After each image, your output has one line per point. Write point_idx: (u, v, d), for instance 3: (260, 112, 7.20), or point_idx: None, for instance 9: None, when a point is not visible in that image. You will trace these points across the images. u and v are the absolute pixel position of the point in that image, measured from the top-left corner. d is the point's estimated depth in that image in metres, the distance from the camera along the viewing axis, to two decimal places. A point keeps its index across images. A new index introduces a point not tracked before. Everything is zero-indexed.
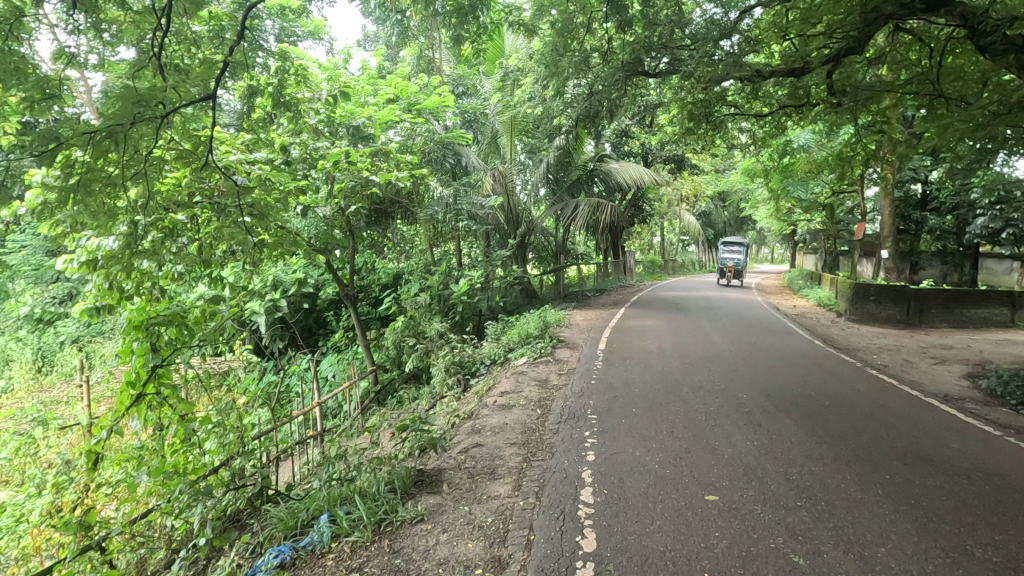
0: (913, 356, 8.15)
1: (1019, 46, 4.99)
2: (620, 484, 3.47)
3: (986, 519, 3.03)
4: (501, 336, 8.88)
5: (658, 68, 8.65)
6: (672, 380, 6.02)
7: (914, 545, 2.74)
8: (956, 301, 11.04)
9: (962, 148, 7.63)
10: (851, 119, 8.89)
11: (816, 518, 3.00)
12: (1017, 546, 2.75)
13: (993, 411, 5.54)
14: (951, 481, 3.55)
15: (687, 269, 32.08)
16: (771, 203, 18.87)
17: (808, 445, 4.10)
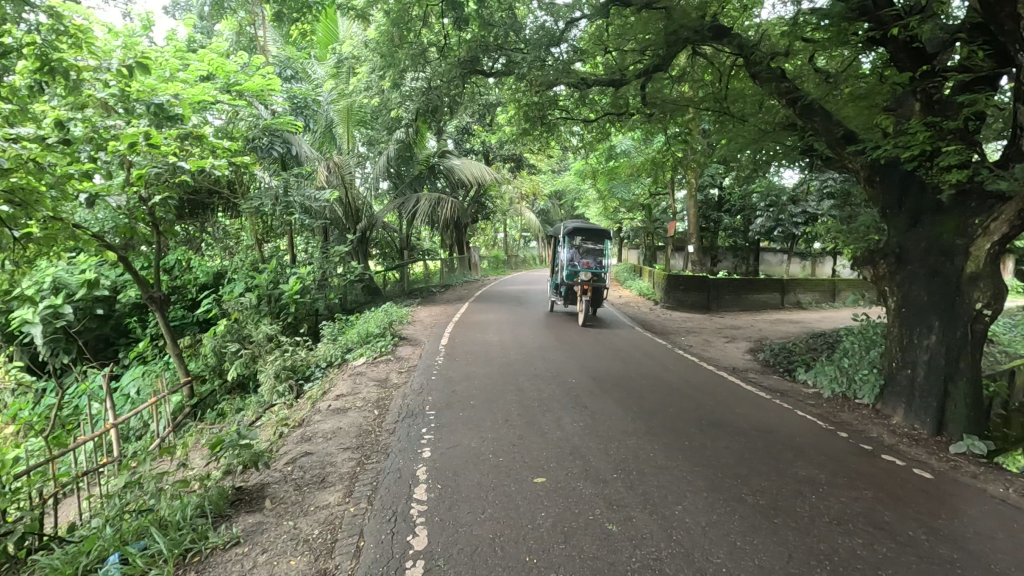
0: (712, 337, 9.48)
1: (779, 76, 5.88)
2: (455, 477, 3.50)
3: (757, 469, 3.63)
4: (339, 336, 8.46)
5: (495, 69, 8.88)
6: (509, 371, 6.25)
7: (704, 500, 3.17)
8: (742, 289, 13.11)
9: (746, 160, 8.96)
10: (662, 129, 10.04)
11: (628, 487, 3.32)
12: (778, 489, 3.34)
13: (767, 378, 6.69)
14: (733, 440, 4.20)
15: (528, 264, 33.73)
16: (600, 202, 20.61)
17: (625, 421, 4.54)
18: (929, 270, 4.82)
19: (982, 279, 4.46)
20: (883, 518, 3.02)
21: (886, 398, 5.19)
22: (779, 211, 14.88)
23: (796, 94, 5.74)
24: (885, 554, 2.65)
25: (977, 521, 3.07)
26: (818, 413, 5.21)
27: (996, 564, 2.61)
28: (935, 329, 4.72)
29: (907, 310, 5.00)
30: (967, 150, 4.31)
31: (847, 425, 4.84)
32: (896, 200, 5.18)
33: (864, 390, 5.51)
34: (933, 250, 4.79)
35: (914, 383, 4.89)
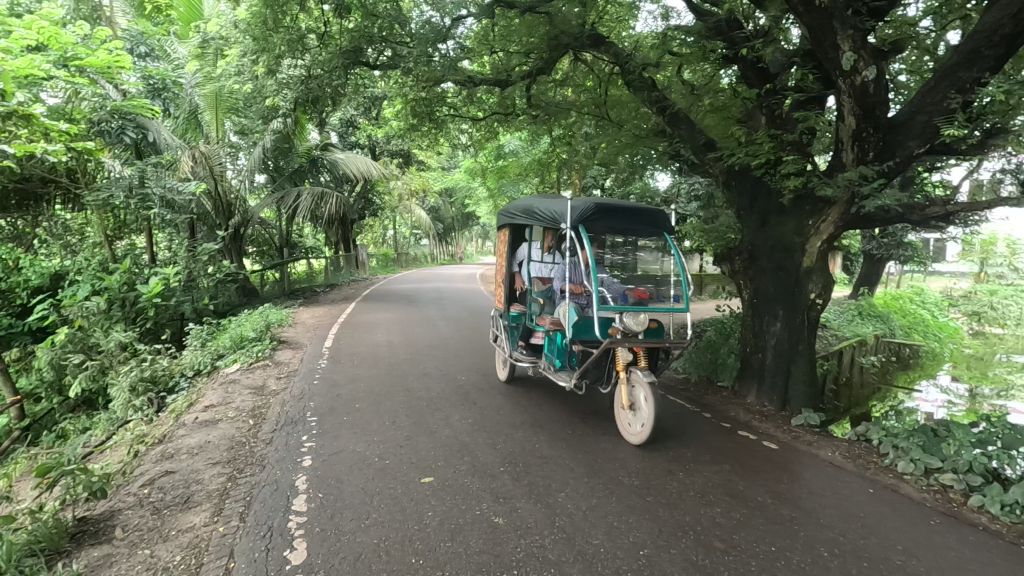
0: None
1: (649, 85, 6.32)
2: (338, 484, 3.35)
3: (633, 453, 3.87)
4: (209, 342, 7.75)
5: (380, 61, 8.62)
6: (397, 372, 6.10)
7: (585, 485, 3.33)
8: None
9: (624, 163, 9.53)
10: (547, 130, 10.38)
11: (515, 479, 3.40)
12: (650, 469, 3.59)
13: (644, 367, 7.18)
14: (613, 426, 4.46)
15: (420, 262, 33.23)
16: (490, 201, 20.85)
17: (512, 415, 4.63)
18: (774, 266, 5.46)
19: (815, 274, 5.21)
20: (738, 487, 3.38)
21: (742, 380, 5.79)
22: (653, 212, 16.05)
23: (664, 103, 6.20)
24: (740, 519, 2.97)
25: (811, 482, 3.54)
26: (687, 397, 5.69)
27: (824, 518, 3.03)
28: (780, 317, 5.38)
29: (758, 302, 5.62)
30: (802, 159, 4.96)
31: (711, 407, 5.33)
32: (747, 203, 5.79)
33: (724, 373, 6.12)
34: (778, 249, 5.43)
35: (764, 366, 5.51)
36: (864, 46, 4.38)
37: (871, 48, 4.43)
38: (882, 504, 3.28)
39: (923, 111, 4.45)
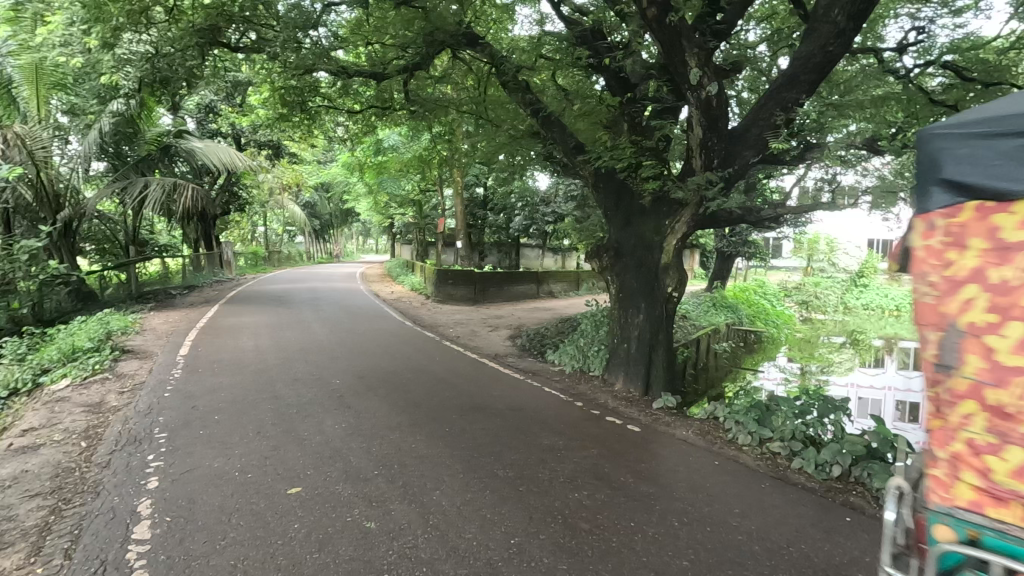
0: (477, 327, 10.11)
1: (523, 87, 6.51)
2: (190, 505, 3.05)
3: (509, 445, 3.98)
4: (31, 355, 6.64)
5: (242, 43, 7.97)
6: (264, 379, 5.69)
7: (461, 481, 3.35)
8: (504, 281, 14.28)
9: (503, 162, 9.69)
10: (426, 126, 10.26)
11: (389, 481, 3.33)
12: (524, 460, 3.71)
13: (523, 361, 7.40)
14: (490, 421, 4.54)
15: (295, 260, 31.26)
16: (370, 197, 20.19)
17: (389, 416, 4.53)
18: (637, 262, 5.91)
19: (671, 270, 5.71)
20: (604, 469, 3.61)
21: (610, 368, 6.19)
22: (533, 211, 16.63)
23: (537, 105, 6.41)
24: (604, 499, 3.17)
25: (666, 459, 3.90)
26: (561, 387, 5.95)
27: (677, 491, 3.35)
28: (642, 309, 5.85)
29: (623, 295, 6.05)
30: (660, 164, 5.41)
31: (582, 395, 5.64)
32: (613, 203, 6.20)
33: (594, 363, 6.50)
34: (640, 246, 5.89)
35: (629, 355, 5.94)
36: (709, 64, 4.86)
37: (714, 67, 4.93)
38: (724, 474, 3.70)
39: (757, 125, 5.07)
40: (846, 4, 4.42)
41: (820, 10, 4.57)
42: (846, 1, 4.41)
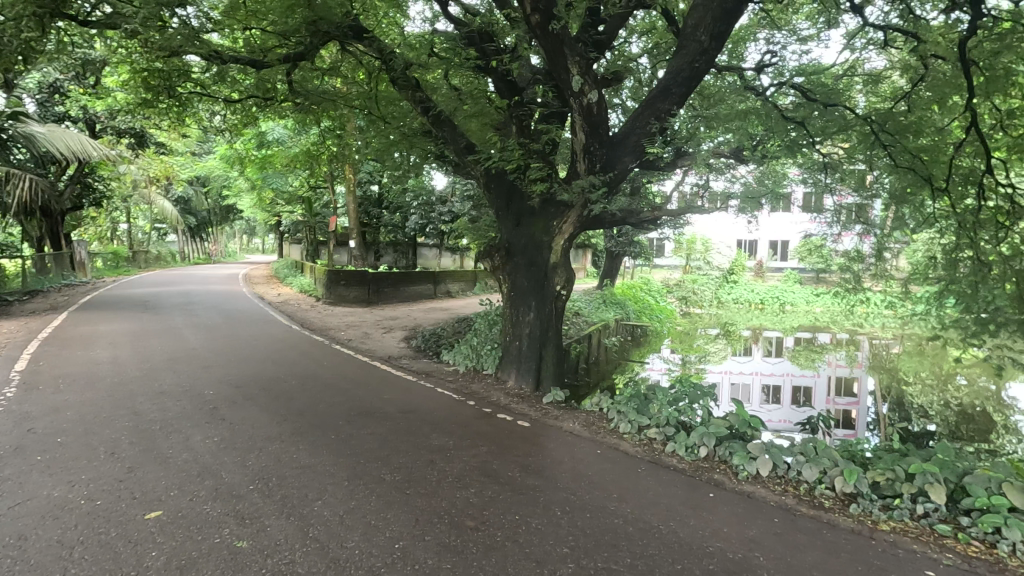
0: (371, 329, 9.82)
1: (413, 84, 6.34)
2: (21, 542, 2.66)
3: (397, 448, 3.90)
4: None
5: (91, 17, 7.08)
6: (123, 393, 5.11)
7: (344, 489, 3.23)
8: (400, 282, 14.01)
9: (400, 160, 9.38)
10: (313, 120, 9.76)
11: (265, 496, 3.13)
12: (413, 462, 3.66)
13: (417, 362, 7.30)
14: (380, 425, 4.43)
15: (166, 260, 28.36)
16: (253, 193, 18.85)
17: (269, 427, 4.27)
18: (527, 262, 6.06)
19: (559, 269, 5.98)
20: (492, 466, 3.67)
21: (502, 366, 6.29)
22: (429, 210, 16.67)
23: (427, 104, 6.32)
24: (491, 496, 3.22)
25: (553, 452, 4.04)
26: (454, 387, 5.95)
27: (561, 482, 3.48)
28: (532, 307, 6.01)
29: (513, 294, 6.18)
30: (546, 167, 5.59)
31: (475, 394, 5.68)
32: (503, 204, 6.30)
33: (487, 361, 6.58)
34: (529, 246, 6.04)
35: (520, 352, 6.07)
36: (589, 72, 5.10)
37: (594, 76, 5.18)
38: (605, 461, 3.91)
39: (635, 133, 5.41)
40: (709, 25, 4.84)
41: (688, 29, 4.96)
42: (709, 22, 4.84)
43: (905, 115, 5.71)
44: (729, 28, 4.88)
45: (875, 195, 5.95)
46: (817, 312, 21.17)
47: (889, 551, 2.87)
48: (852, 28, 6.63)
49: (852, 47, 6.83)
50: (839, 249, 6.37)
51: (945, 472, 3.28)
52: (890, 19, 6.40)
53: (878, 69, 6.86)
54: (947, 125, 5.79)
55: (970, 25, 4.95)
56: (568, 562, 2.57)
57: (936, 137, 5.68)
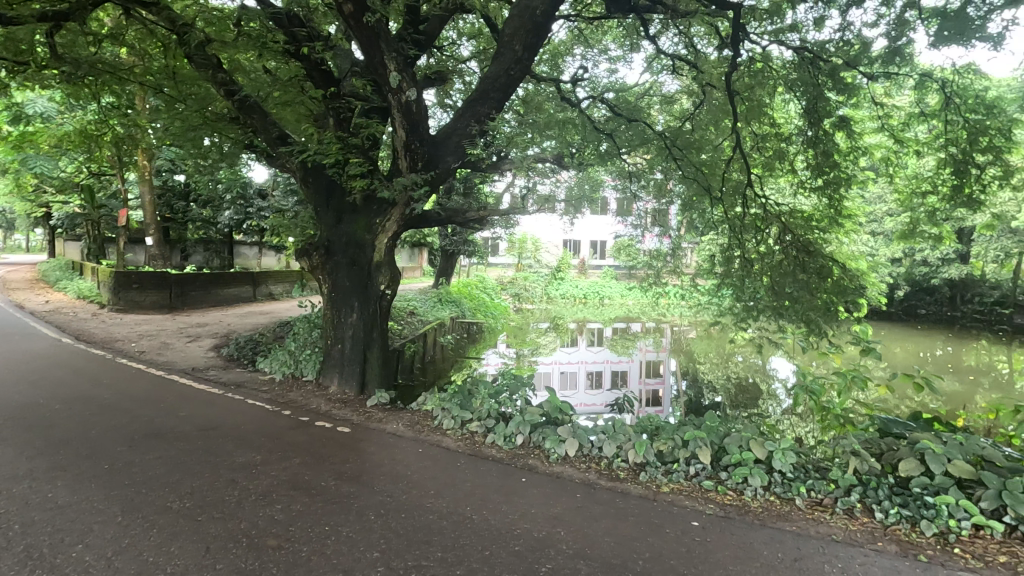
0: (171, 338, 8.60)
1: (214, 64, 5.65)
2: None
3: (190, 472, 3.46)
4: None
5: None
6: None
7: (116, 527, 2.78)
8: (211, 283, 12.51)
9: (208, 147, 8.33)
10: (88, 95, 8.19)
11: (2, 549, 2.56)
12: (209, 485, 3.29)
13: (227, 372, 6.58)
14: (171, 447, 3.89)
15: None
16: (8, 178, 15.32)
17: (17, 464, 3.49)
18: (349, 261, 5.81)
19: (384, 268, 5.84)
20: (304, 478, 3.45)
21: (324, 371, 5.97)
22: (246, 204, 15.31)
23: (232, 87, 5.68)
24: (298, 509, 3.02)
25: (372, 455, 3.94)
26: (268, 397, 5.48)
27: (378, 485, 3.40)
28: (355, 308, 5.80)
29: (334, 294, 5.88)
30: (366, 163, 5.43)
31: (292, 403, 5.30)
32: (323, 200, 5.99)
33: (307, 367, 6.18)
34: (351, 244, 5.81)
35: (343, 355, 5.82)
36: (407, 69, 5.06)
37: (412, 73, 5.15)
38: (426, 459, 3.92)
39: (455, 134, 5.50)
40: (523, 37, 5.12)
41: (504, 37, 5.18)
42: (522, 34, 5.11)
43: (690, 133, 6.69)
44: (540, 41, 5.20)
45: (672, 200, 6.80)
46: (630, 304, 23.78)
47: (667, 508, 3.31)
48: (651, 53, 7.50)
49: (651, 70, 7.74)
50: (643, 248, 7.15)
51: (711, 436, 3.89)
52: (678, 50, 7.39)
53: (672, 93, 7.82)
54: (721, 145, 6.84)
55: (734, 60, 5.95)
56: (377, 566, 2.52)
57: (713, 153, 6.66)
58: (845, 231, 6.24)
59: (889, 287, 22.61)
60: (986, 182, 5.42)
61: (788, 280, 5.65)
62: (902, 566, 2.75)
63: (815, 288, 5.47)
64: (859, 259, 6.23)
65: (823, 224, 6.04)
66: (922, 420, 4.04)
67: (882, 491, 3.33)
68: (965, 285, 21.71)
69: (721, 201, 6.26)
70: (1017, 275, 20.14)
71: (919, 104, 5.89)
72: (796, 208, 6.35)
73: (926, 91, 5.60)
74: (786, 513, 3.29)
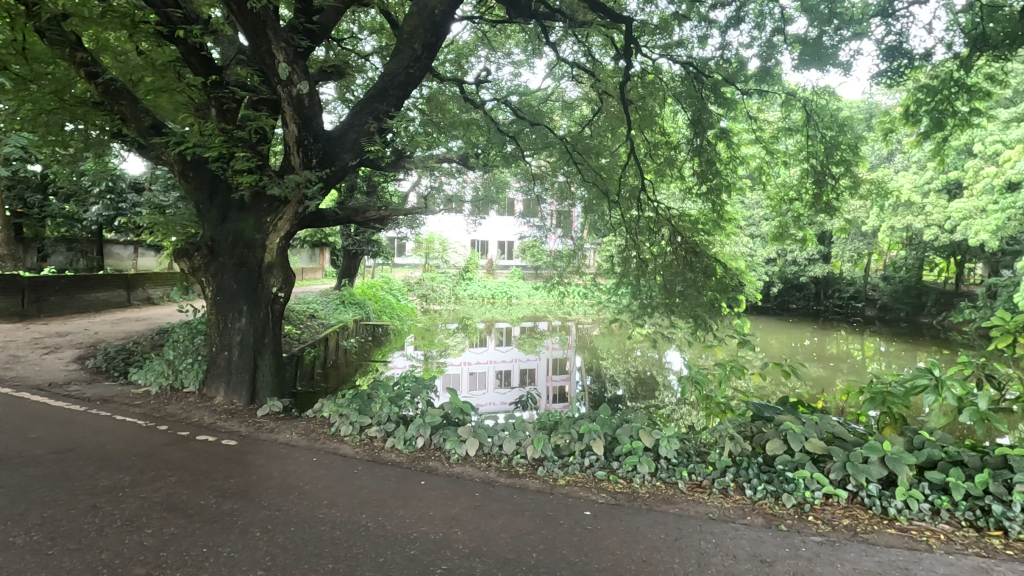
0: (23, 350, 7.55)
1: (73, 42, 4.96)
2: None
3: (41, 500, 3.07)
4: None
5: None
6: None
7: None
8: (74, 287, 11.15)
9: (69, 132, 7.32)
10: None
11: None
12: (65, 514, 2.93)
13: (92, 386, 5.89)
14: (19, 474, 3.43)
15: None
16: None
17: None
18: (236, 262, 5.44)
19: (276, 269, 5.54)
20: (180, 498, 3.18)
21: (208, 382, 5.53)
22: (117, 199, 13.85)
23: (94, 69, 5.06)
24: (172, 532, 2.78)
25: (260, 468, 3.71)
26: (140, 412, 4.98)
27: (265, 500, 3.21)
28: (244, 313, 5.43)
29: (218, 298, 5.47)
30: (253, 158, 5.10)
31: (170, 417, 4.86)
32: (206, 196, 5.57)
33: (189, 378, 5.69)
34: (239, 244, 5.44)
35: (230, 364, 5.42)
36: (297, 61, 4.78)
37: (302, 65, 4.89)
38: (319, 468, 3.76)
39: (352, 131, 5.33)
40: (422, 36, 5.07)
41: (404, 35, 5.11)
42: (421, 33, 5.06)
43: (590, 138, 6.95)
44: (439, 41, 5.19)
45: (574, 203, 7.10)
46: (537, 303, 24.35)
47: (562, 500, 3.43)
48: (552, 59, 7.72)
49: (553, 76, 7.96)
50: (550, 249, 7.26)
51: (604, 428, 4.08)
52: (577, 59, 7.66)
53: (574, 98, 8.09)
54: (617, 151, 7.18)
55: (627, 70, 6.29)
56: None
57: (611, 159, 6.97)
58: (726, 234, 6.79)
59: (766, 284, 24.99)
60: (839, 190, 6.14)
61: (678, 279, 6.05)
62: (766, 536, 3.06)
63: (701, 286, 5.91)
64: (738, 259, 6.80)
65: (708, 227, 6.53)
66: (788, 404, 4.49)
67: (751, 470, 3.66)
68: (827, 282, 24.52)
69: (618, 204, 6.55)
70: (867, 273, 23.08)
71: (785, 120, 6.56)
72: (684, 211, 6.80)
73: (791, 108, 6.24)
74: (670, 496, 3.54)
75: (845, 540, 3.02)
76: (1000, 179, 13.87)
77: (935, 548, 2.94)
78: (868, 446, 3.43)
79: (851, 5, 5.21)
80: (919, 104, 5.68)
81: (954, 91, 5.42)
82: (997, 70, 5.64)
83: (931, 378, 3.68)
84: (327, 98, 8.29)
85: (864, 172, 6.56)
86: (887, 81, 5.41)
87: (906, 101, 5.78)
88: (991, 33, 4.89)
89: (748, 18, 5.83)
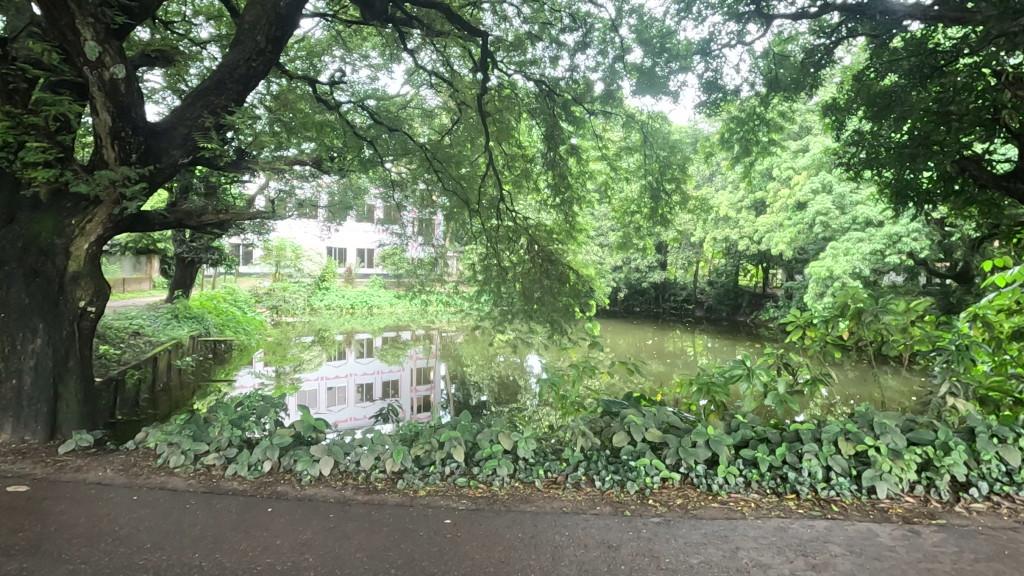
0: None
1: None
2: None
3: None
4: None
5: None
6: None
7: None
8: None
9: None
10: None
11: None
12: None
13: None
14: None
15: None
16: None
17: None
18: (28, 271, 4.55)
19: (83, 279, 4.71)
20: None
21: None
22: None
23: None
24: None
25: (62, 516, 3.13)
26: None
27: (67, 553, 2.72)
28: (39, 332, 4.57)
29: (4, 316, 4.55)
30: (52, 148, 4.32)
31: None
32: None
33: None
34: (31, 250, 4.56)
35: (20, 394, 4.52)
36: (110, 41, 4.16)
37: (116, 45, 4.23)
38: (140, 508, 3.27)
39: (181, 124, 4.77)
40: (265, 27, 4.72)
41: (244, 25, 4.72)
42: (264, 24, 4.71)
43: (449, 147, 6.98)
44: (285, 34, 4.86)
45: (435, 210, 7.13)
46: (399, 312, 23.85)
47: (423, 511, 3.39)
48: (411, 66, 7.65)
49: (412, 82, 7.90)
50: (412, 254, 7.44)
51: (465, 434, 4.09)
52: (436, 67, 7.68)
53: (435, 107, 8.09)
54: (477, 160, 7.23)
55: (484, 81, 6.41)
56: None
57: (470, 168, 7.05)
58: (578, 244, 7.23)
59: (614, 290, 27.10)
60: (671, 205, 6.97)
61: (536, 285, 6.30)
62: (613, 522, 3.30)
63: (557, 292, 6.22)
64: (589, 266, 7.25)
65: (561, 236, 6.91)
66: (632, 398, 4.89)
67: (600, 463, 3.94)
68: (665, 287, 27.30)
69: (478, 213, 6.65)
70: (696, 278, 26.15)
71: (626, 140, 7.17)
72: (540, 221, 7.07)
73: (631, 129, 6.87)
74: (528, 495, 3.66)
75: (678, 517, 3.37)
76: (793, 199, 16.64)
77: (747, 515, 3.41)
78: (696, 432, 3.86)
79: (678, 41, 5.85)
80: (731, 132, 6.61)
81: (757, 124, 6.43)
82: (787, 108, 6.72)
83: (743, 368, 4.27)
84: (153, 86, 7.34)
85: (691, 190, 7.41)
86: (707, 111, 6.22)
87: (721, 129, 6.71)
88: (782, 77, 5.85)
89: (593, 45, 6.30)
